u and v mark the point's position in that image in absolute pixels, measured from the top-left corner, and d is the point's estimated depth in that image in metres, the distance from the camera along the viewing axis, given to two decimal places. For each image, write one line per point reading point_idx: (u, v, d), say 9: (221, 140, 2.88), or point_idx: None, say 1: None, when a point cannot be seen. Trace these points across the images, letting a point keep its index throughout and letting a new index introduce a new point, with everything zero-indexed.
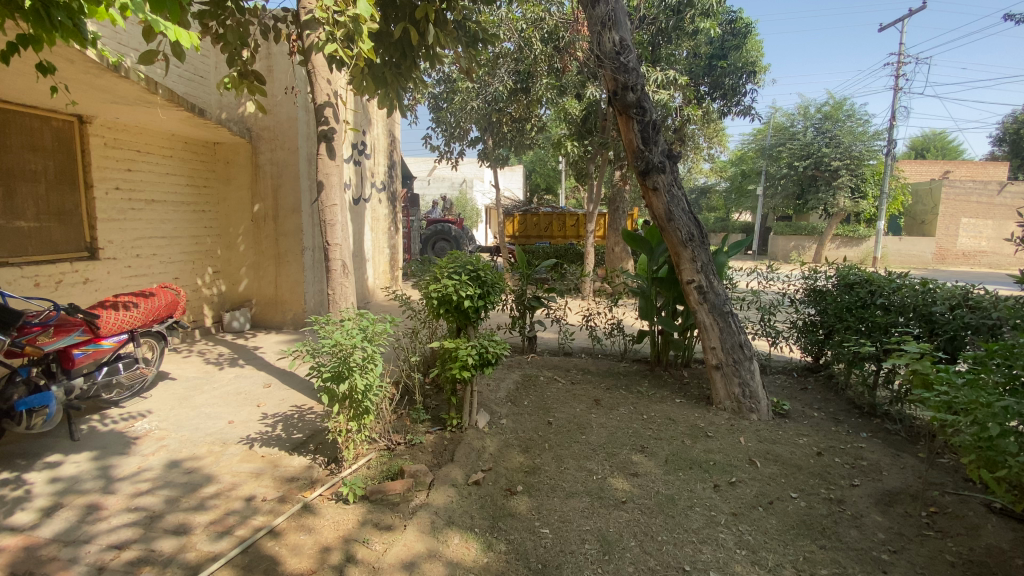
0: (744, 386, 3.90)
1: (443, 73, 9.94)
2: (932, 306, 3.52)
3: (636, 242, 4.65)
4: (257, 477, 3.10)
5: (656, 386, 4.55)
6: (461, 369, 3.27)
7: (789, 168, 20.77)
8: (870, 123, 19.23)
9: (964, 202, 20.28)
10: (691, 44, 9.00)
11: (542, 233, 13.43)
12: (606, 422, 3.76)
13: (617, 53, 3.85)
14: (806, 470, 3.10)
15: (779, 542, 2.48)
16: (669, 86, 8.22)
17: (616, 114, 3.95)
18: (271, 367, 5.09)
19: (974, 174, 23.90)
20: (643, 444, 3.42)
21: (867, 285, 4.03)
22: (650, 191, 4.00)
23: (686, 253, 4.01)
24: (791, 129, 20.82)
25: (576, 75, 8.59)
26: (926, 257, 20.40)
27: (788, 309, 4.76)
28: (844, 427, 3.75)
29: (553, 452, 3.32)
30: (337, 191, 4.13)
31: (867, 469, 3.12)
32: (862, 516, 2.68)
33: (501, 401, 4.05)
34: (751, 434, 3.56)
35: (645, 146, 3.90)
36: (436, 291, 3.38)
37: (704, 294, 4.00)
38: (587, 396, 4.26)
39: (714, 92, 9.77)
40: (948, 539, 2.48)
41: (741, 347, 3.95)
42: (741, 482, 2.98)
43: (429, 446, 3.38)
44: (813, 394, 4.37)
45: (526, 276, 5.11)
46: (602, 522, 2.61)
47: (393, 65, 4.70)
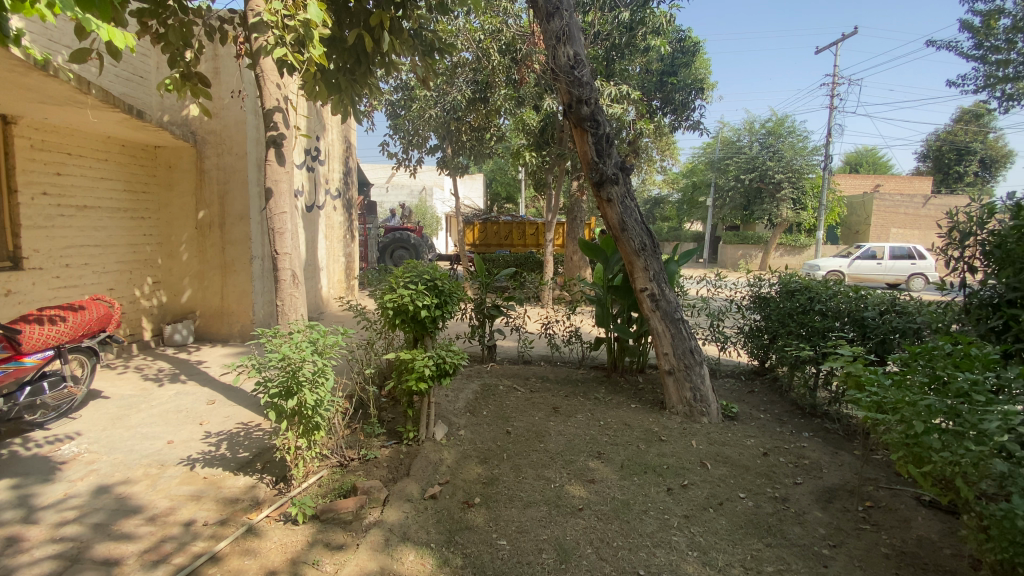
0: (695, 390, 4.02)
1: (401, 81, 9.82)
2: (864, 311, 3.76)
3: (593, 251, 4.75)
4: (197, 500, 2.93)
5: (613, 392, 4.63)
6: (418, 381, 3.20)
7: (736, 181, 21.78)
8: (810, 139, 20.49)
9: (892, 214, 21.89)
10: (643, 60, 9.24)
11: (503, 241, 13.50)
12: (564, 429, 3.78)
13: (572, 67, 3.95)
14: (753, 471, 3.23)
15: (728, 542, 2.55)
16: (622, 100, 8.44)
17: (571, 127, 4.05)
18: (216, 383, 4.84)
19: (901, 187, 25.75)
20: (600, 449, 3.47)
21: (806, 292, 4.25)
22: (604, 201, 4.11)
23: (639, 262, 4.12)
24: (737, 144, 21.88)
25: (533, 86, 8.73)
26: None
27: (735, 315, 4.97)
28: (787, 428, 3.93)
29: (512, 462, 3.31)
30: (287, 198, 3.99)
31: (809, 467, 3.28)
32: (804, 513, 2.80)
33: (459, 411, 4.01)
34: (702, 436, 3.68)
35: (598, 158, 4.00)
36: (391, 302, 3.31)
37: (656, 302, 4.12)
38: (546, 403, 4.29)
39: (666, 107, 10.15)
40: (883, 532, 2.62)
41: (691, 353, 4.06)
42: (693, 485, 3.06)
43: (384, 461, 3.30)
44: (759, 396, 4.57)
45: (485, 285, 5.12)
46: (560, 531, 2.61)
47: (347, 71, 4.60)
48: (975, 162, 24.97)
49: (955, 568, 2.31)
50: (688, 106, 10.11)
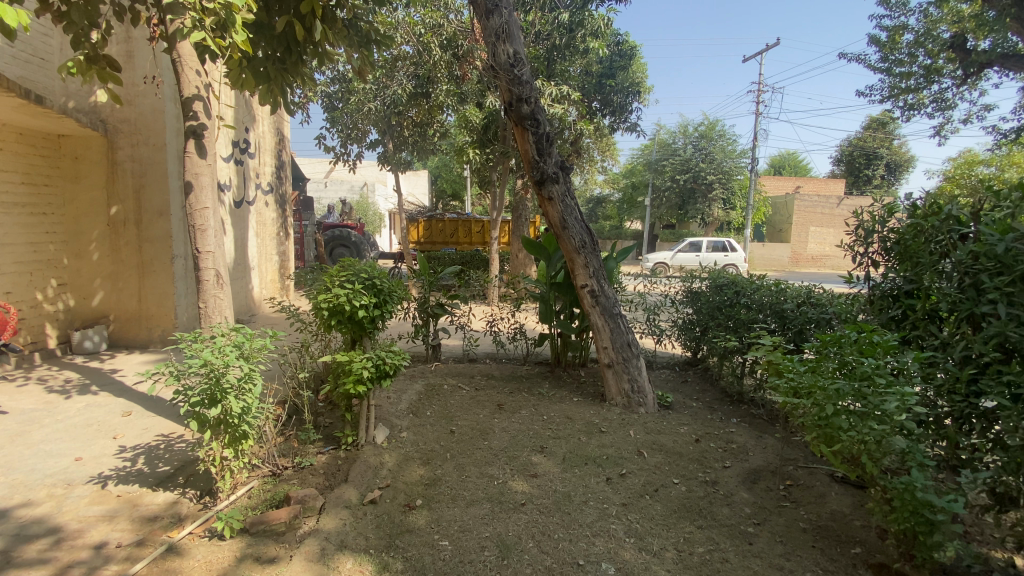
0: (633, 381, 4.16)
1: (338, 72, 9.46)
2: (784, 304, 4.04)
3: (535, 249, 4.80)
4: (110, 521, 2.69)
5: (556, 386, 4.71)
6: (356, 384, 3.10)
7: (672, 181, 22.77)
8: (738, 142, 21.81)
9: (810, 213, 23.70)
10: (583, 62, 9.43)
11: (448, 239, 13.33)
12: (508, 425, 3.80)
13: (512, 65, 3.96)
14: (686, 457, 3.39)
15: (663, 526, 2.66)
16: (563, 100, 8.59)
17: (512, 125, 4.08)
18: (133, 393, 4.46)
19: (818, 189, 27.89)
20: (542, 444, 3.51)
21: (733, 286, 4.53)
22: (545, 199, 4.18)
23: (579, 259, 4.21)
24: (673, 146, 22.91)
25: (476, 83, 8.71)
26: (784, 261, 23.67)
27: (669, 309, 5.21)
28: (717, 414, 4.16)
29: (455, 461, 3.29)
30: (209, 192, 3.74)
31: (736, 451, 3.48)
32: (732, 494, 2.98)
33: (402, 413, 3.92)
34: (640, 426, 3.82)
35: (539, 157, 4.06)
36: (327, 302, 3.19)
37: (596, 298, 4.22)
38: (490, 400, 4.30)
39: (605, 108, 10.46)
40: (801, 507, 2.83)
41: (629, 346, 4.19)
42: (630, 473, 3.17)
43: (320, 468, 3.18)
44: (692, 385, 4.81)
45: (428, 284, 5.04)
46: (502, 527, 2.62)
47: (276, 60, 4.38)
48: (881, 166, 27.45)
49: (863, 538, 2.53)
50: (626, 108, 10.46)
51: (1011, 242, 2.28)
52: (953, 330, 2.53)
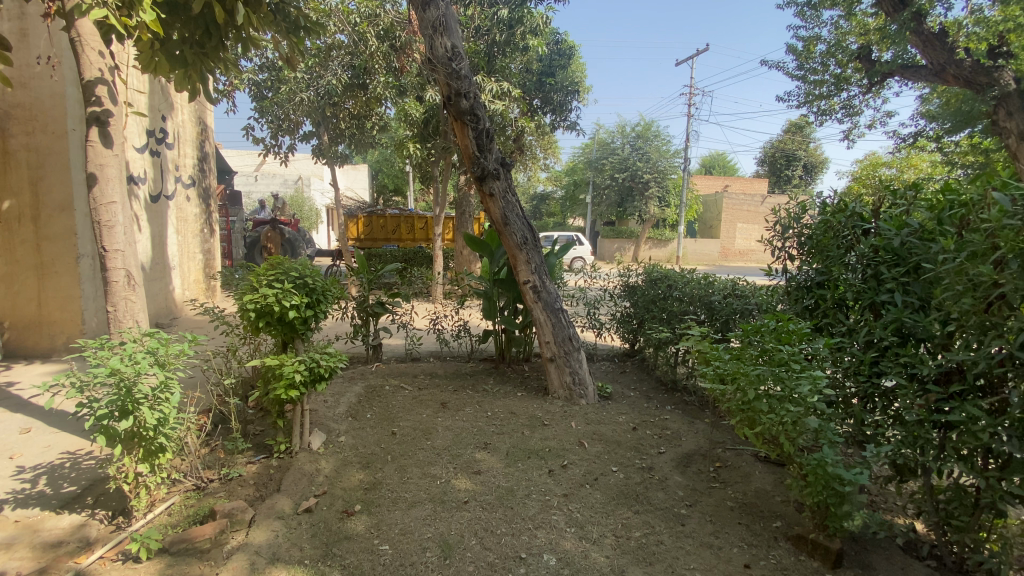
0: (575, 374, 4.24)
1: (266, 59, 8.94)
2: (712, 296, 4.28)
3: (478, 246, 4.78)
4: (4, 550, 2.41)
5: (500, 382, 4.72)
6: (288, 389, 2.96)
7: (612, 179, 23.46)
8: (672, 142, 22.82)
9: (737, 211, 25.26)
10: (523, 59, 9.44)
11: (389, 236, 12.97)
12: (451, 424, 3.76)
13: (450, 59, 3.90)
14: (624, 445, 3.50)
15: (602, 514, 2.74)
16: (503, 97, 8.57)
17: (451, 120, 4.03)
18: (32, 407, 4.01)
19: (745, 188, 29.68)
20: (486, 440, 3.51)
21: (666, 280, 4.74)
22: (486, 196, 4.18)
23: (521, 255, 4.24)
24: (611, 145, 23.60)
25: (415, 76, 8.54)
26: (713, 255, 25.10)
27: (609, 303, 5.37)
28: (653, 402, 4.34)
29: (396, 463, 3.22)
30: (117, 185, 3.42)
31: (670, 437, 3.64)
32: (667, 479, 3.11)
33: (340, 417, 3.79)
34: (581, 417, 3.91)
35: (479, 153, 4.05)
36: (253, 303, 3.02)
37: (538, 293, 4.27)
38: (433, 399, 4.24)
39: (545, 106, 10.56)
40: (729, 487, 3.00)
41: (570, 340, 4.26)
42: (572, 464, 3.24)
43: (250, 479, 3.01)
44: (630, 375, 4.99)
45: (367, 282, 4.89)
46: (444, 527, 2.59)
47: (194, 44, 4.06)
48: (799, 167, 29.60)
49: (783, 512, 2.72)
50: (566, 106, 10.60)
51: (905, 236, 2.53)
52: (858, 317, 2.77)
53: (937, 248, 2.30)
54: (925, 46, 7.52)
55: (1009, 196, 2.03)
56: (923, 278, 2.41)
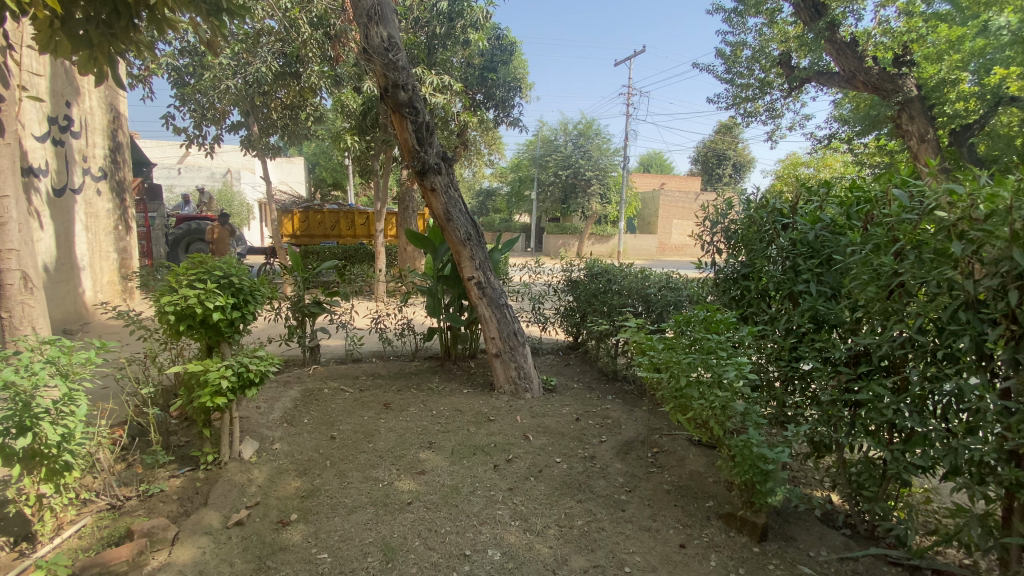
0: (520, 368, 4.26)
1: (187, 43, 8.31)
2: (648, 289, 4.45)
3: (420, 242, 4.68)
4: None
5: (445, 380, 4.66)
6: (214, 396, 2.77)
7: (555, 176, 23.80)
8: (612, 141, 23.49)
9: (673, 208, 26.41)
10: (464, 53, 9.31)
11: (328, 233, 12.45)
12: (394, 424, 3.68)
13: (386, 50, 3.79)
14: (567, 436, 3.57)
15: (546, 506, 2.77)
16: (445, 90, 8.43)
17: (389, 112, 3.93)
18: None
19: (681, 186, 30.99)
20: (431, 439, 3.46)
21: (606, 274, 4.87)
22: (428, 191, 4.11)
23: (465, 251, 4.20)
24: (554, 142, 23.95)
25: (352, 67, 8.24)
26: (652, 250, 26.11)
27: (552, 297, 5.45)
28: (596, 393, 4.45)
29: (335, 469, 3.10)
30: (11, 178, 3.05)
31: (611, 426, 3.75)
32: (608, 466, 3.20)
33: (274, 423, 3.61)
34: (526, 411, 3.94)
35: (420, 147, 3.98)
36: (172, 305, 2.80)
37: (482, 289, 4.25)
38: (375, 401, 4.12)
39: (488, 101, 10.52)
40: (665, 471, 3.13)
41: (515, 335, 4.27)
42: (517, 458, 3.26)
43: (174, 493, 2.80)
44: (574, 367, 5.09)
45: (303, 281, 4.67)
46: (386, 530, 2.53)
47: (100, 24, 3.66)
48: (729, 166, 31.42)
49: (714, 492, 2.87)
50: (508, 102, 10.62)
51: (819, 230, 2.73)
52: (779, 306, 2.97)
53: (846, 241, 2.50)
54: (838, 54, 8.14)
55: (906, 193, 2.24)
56: (834, 268, 2.61)
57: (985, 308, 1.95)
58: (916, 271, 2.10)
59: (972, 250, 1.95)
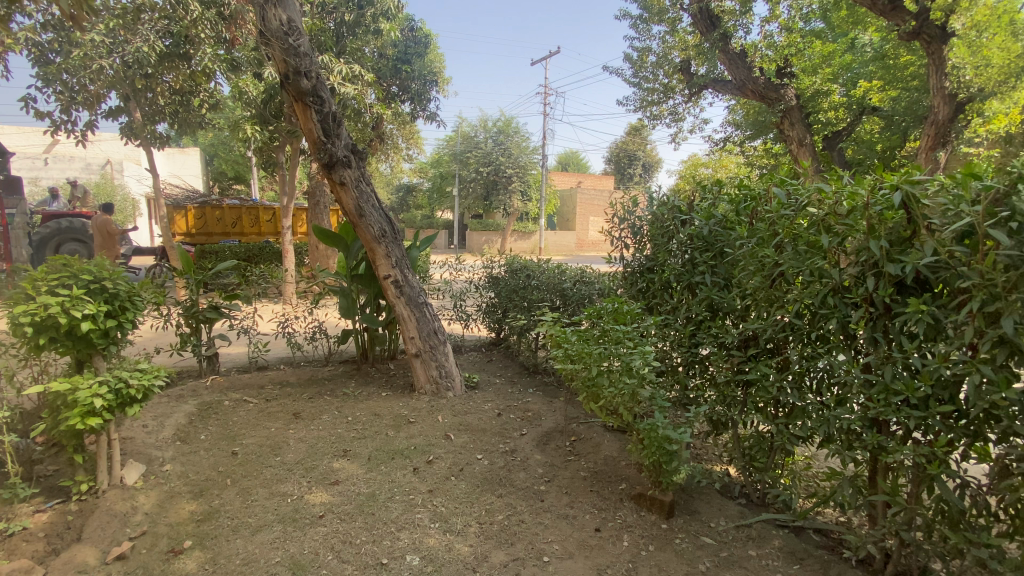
0: (440, 367, 4.18)
1: (48, 13, 7.23)
2: (565, 283, 4.57)
3: (330, 240, 4.44)
4: None
5: (362, 384, 4.47)
6: (87, 417, 2.43)
7: (476, 173, 23.80)
8: (530, 139, 23.95)
9: (590, 205, 27.55)
10: (377, 43, 8.99)
11: (229, 229, 11.56)
12: (305, 434, 3.47)
13: (286, 34, 3.55)
14: (488, 432, 3.57)
15: (466, 504, 2.75)
16: (356, 80, 8.04)
17: (292, 101, 3.69)
18: None
19: (596, 184, 32.31)
20: (346, 447, 3.30)
21: (525, 270, 4.93)
22: (337, 185, 3.91)
23: (380, 249, 4.05)
24: (474, 138, 23.96)
25: (251, 51, 7.63)
26: (572, 246, 27.04)
27: (474, 294, 5.43)
28: (517, 387, 4.50)
29: (237, 487, 2.86)
30: None
31: (532, 418, 3.81)
32: (528, 458, 3.24)
33: (165, 442, 3.26)
34: (448, 410, 3.88)
35: (326, 138, 3.77)
36: (29, 317, 2.40)
37: (400, 287, 4.12)
38: (284, 410, 3.86)
39: (403, 94, 10.24)
40: (582, 458, 3.23)
41: (435, 333, 4.18)
42: (437, 458, 3.20)
43: (39, 531, 2.44)
44: (496, 363, 5.12)
45: (196, 284, 4.27)
46: (296, 547, 2.38)
47: None
48: (639, 167, 33.36)
49: (627, 474, 3.01)
50: (424, 96, 10.41)
51: (713, 226, 2.94)
52: (681, 297, 3.16)
53: (736, 235, 2.71)
54: (731, 63, 8.89)
55: (785, 191, 2.46)
56: (727, 261, 2.83)
57: (849, 293, 2.18)
58: (794, 261, 2.32)
59: (838, 241, 2.18)
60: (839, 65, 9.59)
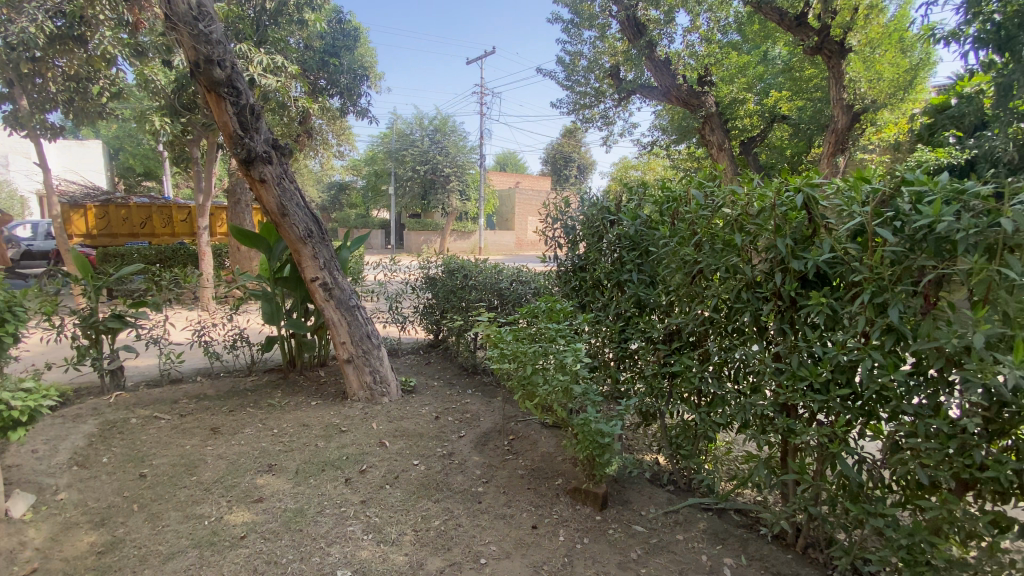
0: (375, 373, 4.03)
1: None
2: (502, 283, 4.58)
3: (250, 241, 4.17)
4: None
5: (290, 393, 4.24)
6: None
7: (413, 171, 23.31)
8: (468, 138, 23.85)
9: (528, 205, 27.91)
10: (302, 33, 8.57)
11: (137, 231, 10.58)
12: (226, 450, 3.24)
13: (196, 19, 3.34)
14: (425, 436, 3.50)
15: (401, 512, 2.68)
16: (279, 72, 7.60)
17: (203, 91, 3.45)
18: None
19: (534, 185, 32.77)
20: (271, 462, 3.12)
21: (462, 270, 4.88)
22: (257, 182, 3.68)
23: (306, 250, 3.86)
24: (410, 136, 23.52)
25: (160, 36, 7.01)
26: (511, 245, 27.23)
27: (410, 295, 5.32)
28: (456, 389, 4.45)
29: (146, 512, 2.62)
30: None
31: (470, 420, 3.78)
32: (466, 460, 3.21)
33: (59, 467, 2.93)
34: (383, 416, 3.76)
35: (244, 132, 3.54)
36: None
37: (329, 290, 3.94)
38: (201, 425, 3.58)
39: (332, 88, 9.83)
40: (520, 457, 3.25)
41: (369, 337, 4.04)
42: (371, 467, 3.09)
43: None
44: (434, 365, 5.03)
45: (95, 291, 3.86)
46: (214, 572, 2.21)
47: None
48: (575, 168, 34.15)
49: (563, 469, 3.06)
50: (355, 90, 10.05)
51: (639, 226, 3.05)
52: (612, 294, 3.26)
53: (660, 235, 2.84)
54: (656, 70, 9.31)
55: (703, 193, 2.61)
56: (652, 259, 2.95)
57: (760, 288, 2.34)
58: (711, 259, 2.46)
59: (750, 240, 2.33)
60: (754, 75, 10.48)
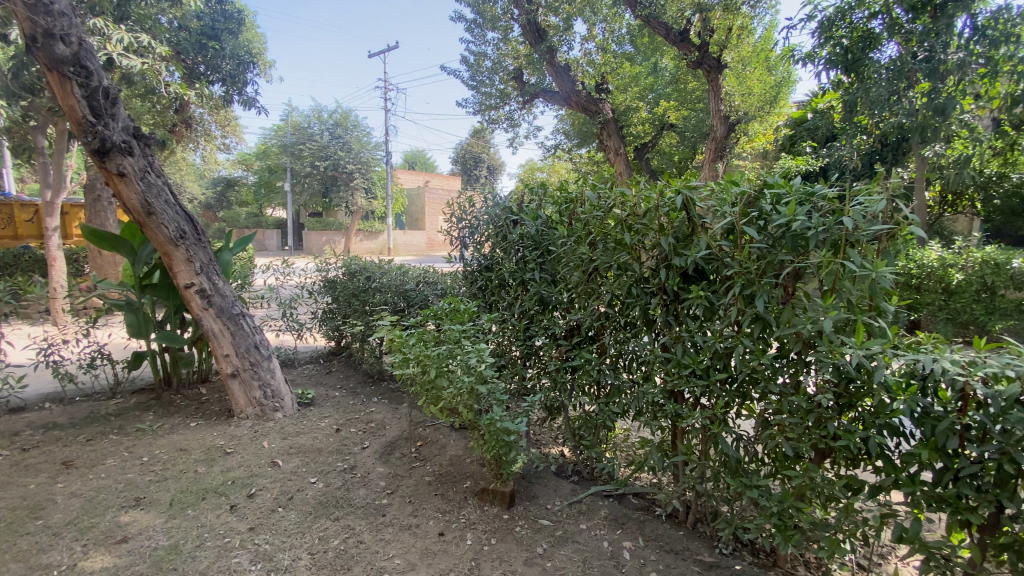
0: (265, 387, 3.71)
1: None
2: (406, 285, 4.44)
3: (108, 243, 3.65)
4: None
5: (164, 415, 3.76)
6: None
7: (312, 167, 21.91)
8: (372, 134, 22.94)
9: (438, 204, 27.60)
10: (174, 12, 7.66)
11: None
12: (81, 486, 2.80)
13: None
14: (325, 451, 3.29)
15: (296, 535, 2.49)
16: (145, 53, 6.73)
17: (43, 69, 3.00)
18: None
19: (443, 184, 32.41)
20: (139, 495, 2.75)
21: (364, 272, 4.66)
22: (115, 176, 3.23)
23: (178, 253, 3.46)
24: (308, 130, 22.11)
25: None
26: (422, 245, 26.71)
27: (307, 300, 4.98)
28: (360, 398, 4.24)
29: None
30: None
31: (375, 429, 3.63)
32: (369, 473, 3.07)
33: None
34: (276, 433, 3.47)
35: (96, 118, 3.11)
36: None
37: (208, 298, 3.56)
38: (48, 460, 3.06)
39: (211, 74, 8.92)
40: (427, 463, 3.17)
41: (257, 348, 3.71)
42: (261, 490, 2.84)
43: None
44: (336, 374, 4.76)
45: None
46: None
47: None
48: (484, 167, 34.24)
49: (471, 471, 3.03)
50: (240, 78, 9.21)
51: (539, 226, 3.12)
52: (515, 293, 3.30)
53: (558, 235, 2.92)
54: (557, 74, 9.60)
55: (596, 194, 2.72)
56: (551, 258, 3.03)
57: (648, 283, 2.50)
58: (604, 257, 2.58)
59: (638, 239, 2.47)
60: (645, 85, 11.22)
